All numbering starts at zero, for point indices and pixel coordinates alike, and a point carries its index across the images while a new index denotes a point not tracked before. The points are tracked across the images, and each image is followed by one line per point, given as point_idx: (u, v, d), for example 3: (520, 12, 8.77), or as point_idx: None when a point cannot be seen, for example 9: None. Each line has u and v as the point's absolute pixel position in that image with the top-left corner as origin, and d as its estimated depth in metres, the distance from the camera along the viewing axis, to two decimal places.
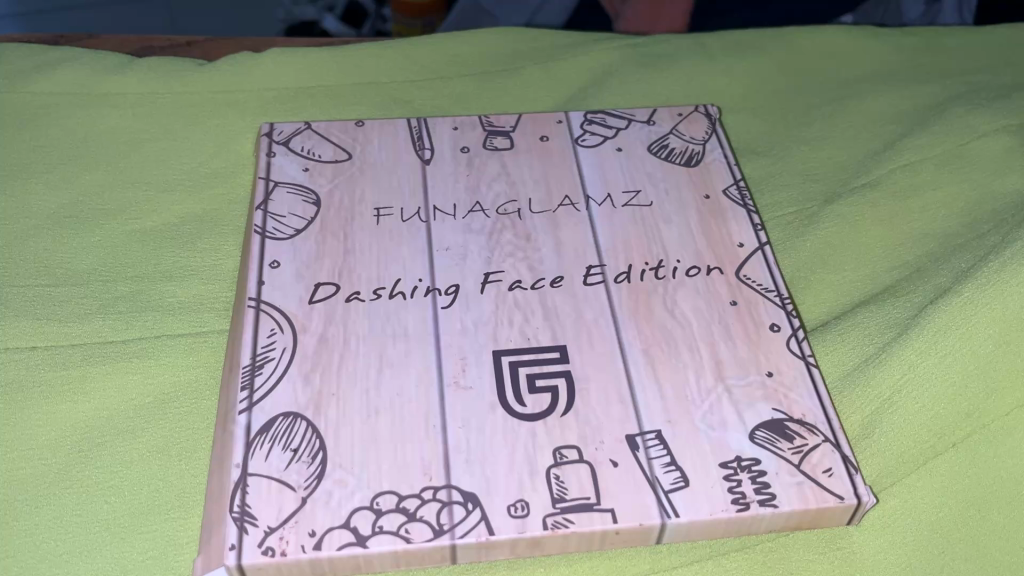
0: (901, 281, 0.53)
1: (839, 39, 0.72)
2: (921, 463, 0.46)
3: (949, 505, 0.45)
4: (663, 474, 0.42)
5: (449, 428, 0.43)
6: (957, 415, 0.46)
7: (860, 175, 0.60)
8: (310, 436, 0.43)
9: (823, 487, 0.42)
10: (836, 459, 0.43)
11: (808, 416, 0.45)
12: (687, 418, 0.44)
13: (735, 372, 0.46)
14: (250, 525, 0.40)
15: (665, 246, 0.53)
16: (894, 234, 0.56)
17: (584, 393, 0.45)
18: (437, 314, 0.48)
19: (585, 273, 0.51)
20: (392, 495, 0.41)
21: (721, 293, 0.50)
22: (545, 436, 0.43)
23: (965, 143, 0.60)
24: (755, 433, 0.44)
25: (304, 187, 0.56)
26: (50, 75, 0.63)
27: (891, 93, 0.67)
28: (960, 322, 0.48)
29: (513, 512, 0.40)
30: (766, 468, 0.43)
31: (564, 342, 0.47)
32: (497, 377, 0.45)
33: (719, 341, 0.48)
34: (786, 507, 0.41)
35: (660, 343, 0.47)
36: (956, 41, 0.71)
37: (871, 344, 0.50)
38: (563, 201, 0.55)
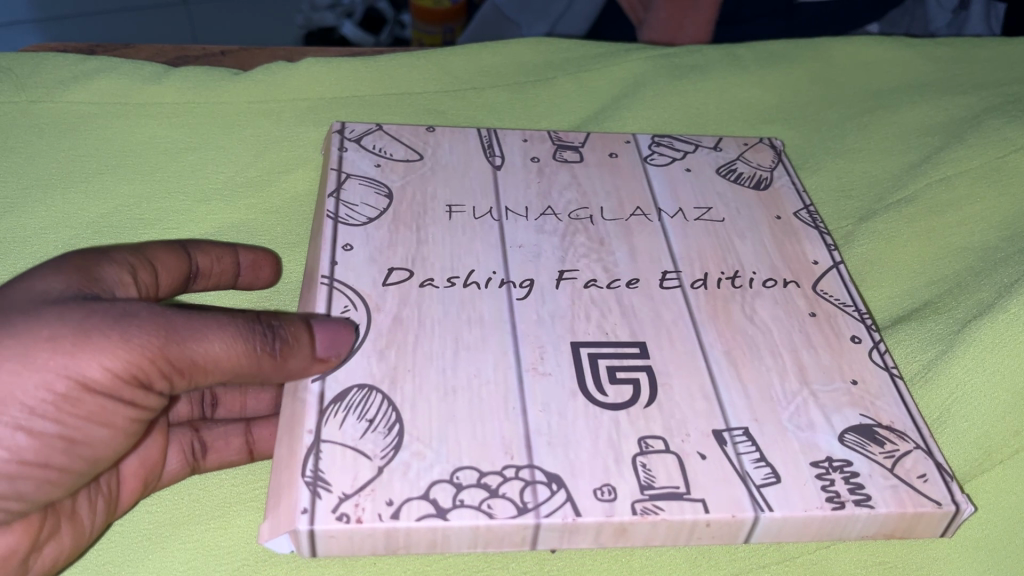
0: (942, 296, 0.53)
1: (873, 50, 0.72)
2: (965, 480, 0.45)
3: (993, 523, 0.44)
4: (754, 470, 0.41)
5: (529, 411, 0.42)
6: (1004, 434, 0.46)
7: (898, 188, 0.60)
8: (386, 409, 0.42)
9: (920, 491, 0.41)
10: (930, 465, 0.42)
11: (896, 422, 0.44)
12: (774, 418, 0.43)
13: (820, 376, 0.46)
14: (323, 491, 0.39)
15: (740, 258, 0.52)
16: (931, 248, 0.56)
17: (666, 388, 0.44)
18: (512, 304, 0.47)
19: (661, 278, 0.50)
20: (473, 471, 0.40)
21: (799, 304, 0.49)
22: (630, 426, 0.42)
23: (1004, 156, 0.60)
24: (845, 435, 0.43)
25: (376, 180, 0.55)
26: (86, 83, 0.63)
27: (926, 104, 0.66)
28: (1008, 340, 0.48)
29: (600, 495, 0.39)
30: (858, 470, 0.42)
31: (643, 338, 0.47)
32: (578, 368, 0.44)
33: (802, 346, 0.47)
34: (882, 509, 0.40)
35: (741, 345, 0.47)
36: (990, 53, 0.71)
37: (912, 358, 0.49)
38: (635, 211, 0.55)
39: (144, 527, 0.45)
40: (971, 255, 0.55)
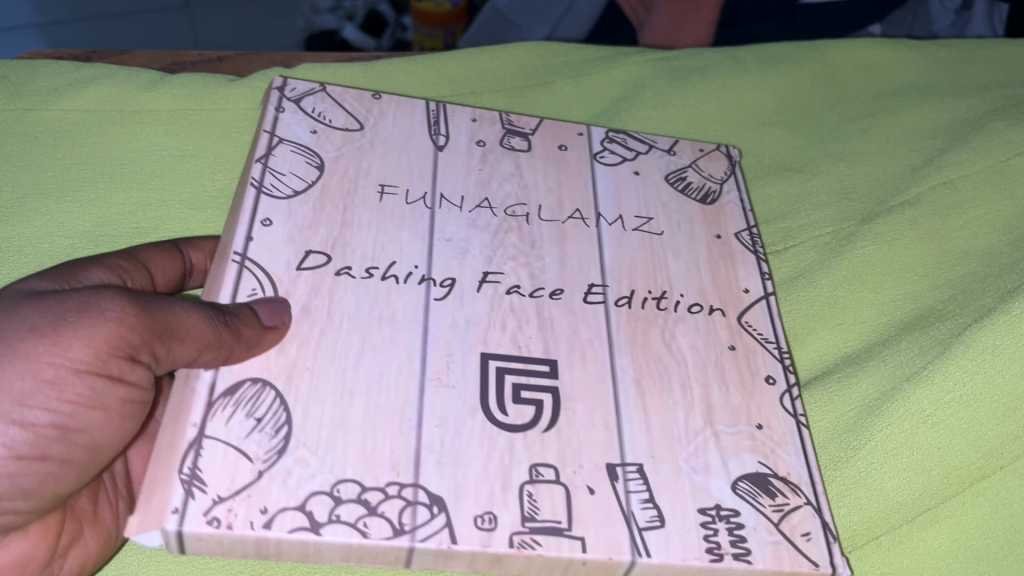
0: (919, 317, 0.52)
1: (874, 51, 0.71)
2: (937, 501, 0.45)
3: (996, 532, 0.44)
4: (640, 510, 0.40)
5: (423, 424, 0.41)
6: (976, 455, 0.45)
7: (899, 193, 0.59)
8: (278, 408, 0.40)
9: (800, 550, 0.40)
10: (816, 526, 0.41)
11: (793, 475, 0.43)
12: (670, 455, 0.42)
13: (725, 417, 0.44)
14: (197, 491, 0.37)
15: (670, 278, 0.50)
16: (934, 253, 0.55)
17: (569, 413, 0.43)
18: (428, 306, 0.45)
19: (587, 291, 0.48)
20: (355, 485, 0.38)
21: (720, 336, 0.48)
22: (523, 451, 0.41)
23: (1006, 159, 0.59)
24: (738, 482, 0.42)
25: (309, 150, 0.51)
26: (82, 90, 0.63)
27: (927, 106, 0.66)
28: (1008, 340, 0.47)
29: (480, 523, 0.38)
30: (744, 520, 0.41)
31: (555, 356, 0.45)
32: (482, 384, 0.43)
33: (712, 381, 0.46)
34: (760, 565, 0.40)
35: (653, 374, 0.45)
36: (993, 54, 0.70)
37: (898, 375, 0.48)
38: (574, 212, 0.52)
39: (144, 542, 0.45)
40: (976, 259, 0.55)
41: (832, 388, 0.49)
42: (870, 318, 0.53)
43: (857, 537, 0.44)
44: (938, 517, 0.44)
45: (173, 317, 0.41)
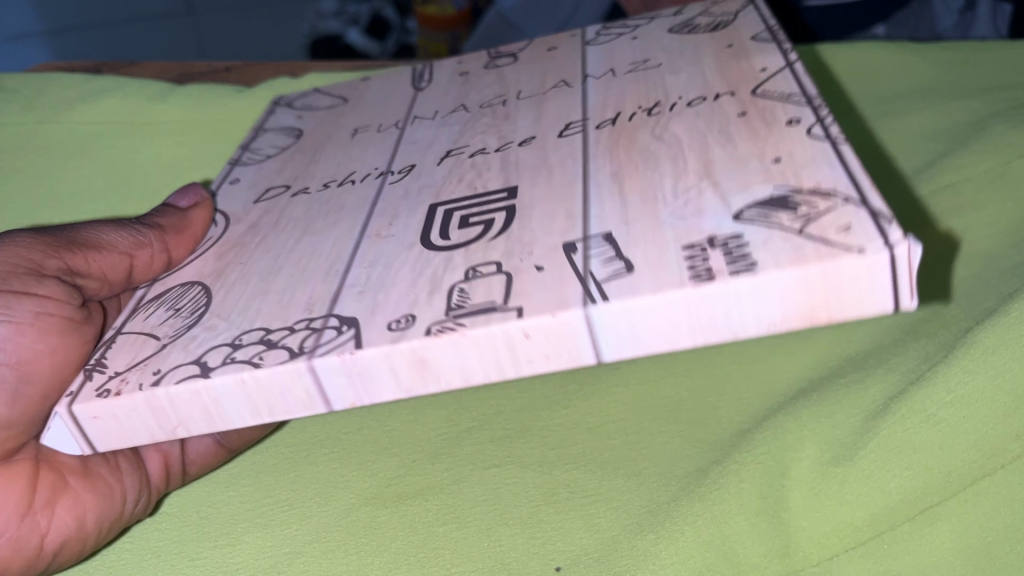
0: (928, 315, 0.53)
1: (875, 58, 0.72)
2: (938, 500, 0.45)
3: (995, 529, 0.44)
4: (602, 268, 0.37)
5: (352, 270, 0.43)
6: (977, 453, 0.45)
7: (900, 194, 0.61)
8: (199, 296, 0.45)
9: (829, 244, 0.35)
10: (860, 216, 0.36)
11: (824, 184, 0.38)
12: (651, 217, 0.40)
13: (727, 168, 0.42)
14: (98, 373, 0.41)
15: (667, 91, 0.53)
16: (937, 254, 0.57)
17: (524, 218, 0.43)
18: (381, 192, 0.50)
19: (562, 129, 0.52)
20: (260, 331, 0.40)
21: (730, 109, 0.48)
22: (462, 259, 0.41)
23: (1009, 162, 0.58)
24: (744, 212, 0.38)
25: (290, 127, 0.61)
26: (94, 104, 0.64)
27: (929, 111, 0.66)
28: (1009, 341, 0.47)
29: (394, 326, 0.38)
30: (750, 239, 0.36)
31: (514, 183, 0.47)
32: (425, 220, 0.46)
33: (715, 146, 0.45)
34: (769, 271, 0.34)
35: (636, 164, 0.46)
36: (994, 55, 0.70)
37: (903, 380, 0.50)
38: (557, 84, 0.58)
39: (154, 543, 0.48)
40: (979, 263, 0.55)
41: (841, 393, 0.50)
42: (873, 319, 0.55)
43: (859, 533, 0.45)
44: (940, 514, 0.45)
45: (91, 241, 0.52)
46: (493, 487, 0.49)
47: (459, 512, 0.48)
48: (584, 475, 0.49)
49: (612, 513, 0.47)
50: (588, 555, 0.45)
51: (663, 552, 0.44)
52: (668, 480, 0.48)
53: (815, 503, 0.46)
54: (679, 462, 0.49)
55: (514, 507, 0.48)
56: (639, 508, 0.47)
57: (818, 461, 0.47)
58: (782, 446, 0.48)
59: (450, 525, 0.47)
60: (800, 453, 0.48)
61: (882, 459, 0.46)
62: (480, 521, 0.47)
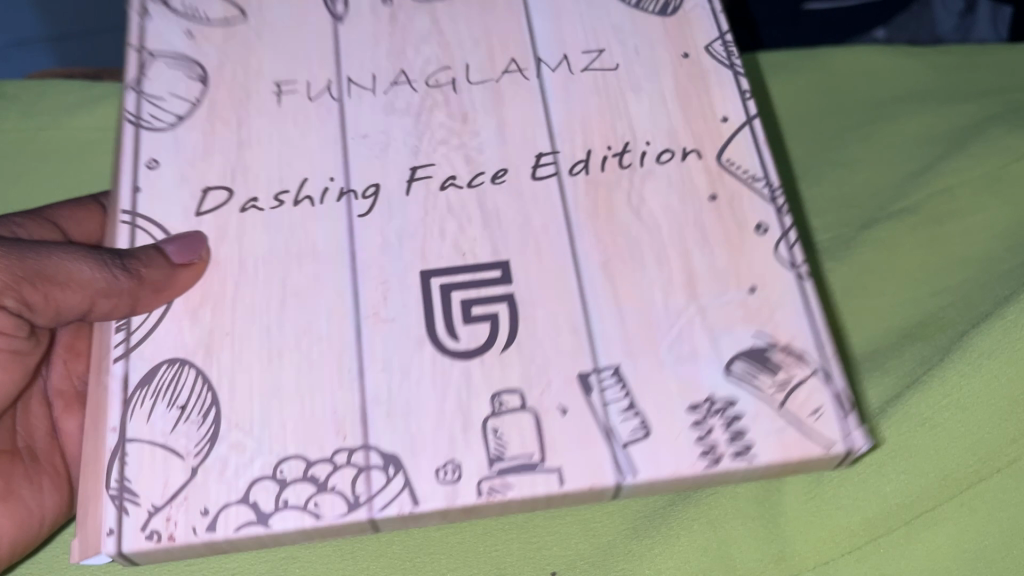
0: (930, 316, 0.54)
1: (874, 58, 0.71)
2: (937, 503, 0.45)
3: (992, 533, 0.45)
4: (620, 423, 0.39)
5: (366, 372, 0.40)
6: (977, 459, 0.45)
7: (899, 199, 0.60)
8: (199, 390, 0.39)
9: (808, 434, 0.39)
10: (827, 398, 0.39)
11: (795, 339, 0.40)
12: (651, 347, 0.40)
13: (711, 287, 0.41)
14: (130, 505, 0.37)
15: (632, 124, 0.46)
16: (935, 257, 0.56)
17: (528, 321, 0.41)
18: (352, 226, 0.43)
19: (535, 164, 0.44)
20: (299, 462, 0.38)
21: (697, 184, 0.44)
22: (482, 381, 0.40)
23: (1005, 165, 0.59)
24: (732, 365, 0.40)
25: (183, 56, 0.47)
26: (94, 110, 0.64)
27: (928, 115, 0.66)
28: (1006, 346, 0.47)
29: (442, 476, 0.38)
30: (742, 410, 0.39)
31: (506, 257, 0.42)
32: (426, 307, 0.41)
33: (693, 247, 0.42)
34: (763, 459, 0.38)
35: (621, 255, 0.42)
36: (994, 58, 0.70)
37: (901, 382, 0.50)
38: (508, 65, 0.47)
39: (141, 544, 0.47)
40: (977, 265, 0.55)
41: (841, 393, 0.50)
42: (869, 320, 0.55)
43: (856, 537, 0.45)
44: (938, 518, 0.45)
45: (60, 268, 0.44)
46: None
47: None
48: None
49: (609, 518, 0.47)
50: (583, 560, 0.46)
51: (660, 558, 0.45)
52: None
53: (811, 507, 0.46)
54: None
55: (513, 512, 0.47)
56: (637, 512, 0.47)
57: None
58: None
59: (446, 530, 0.47)
60: None
61: (879, 461, 0.46)
62: (476, 525, 0.47)
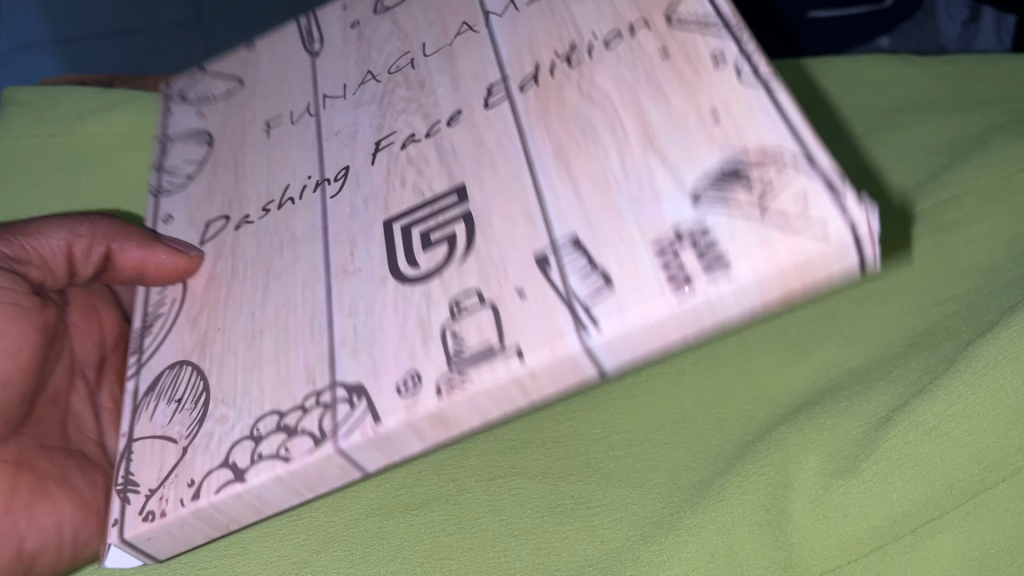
0: (935, 325, 0.54)
1: (879, 68, 0.72)
2: (941, 512, 0.45)
3: (998, 543, 0.45)
4: (583, 281, 0.34)
5: (335, 321, 0.39)
6: (981, 469, 0.46)
7: (904, 210, 0.61)
8: (193, 380, 0.42)
9: (798, 233, 0.31)
10: (814, 182, 0.31)
11: (766, 136, 0.33)
12: (611, 206, 0.35)
13: (669, 128, 0.35)
14: (132, 494, 0.40)
15: (576, 22, 0.42)
16: (939, 269, 0.57)
17: (482, 228, 0.38)
18: (325, 207, 0.44)
19: (487, 92, 0.42)
20: (274, 417, 0.38)
21: (647, 49, 0.39)
22: (441, 292, 0.37)
23: (1010, 175, 0.59)
24: (701, 193, 0.33)
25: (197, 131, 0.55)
26: (105, 117, 0.65)
27: (932, 124, 0.66)
28: (1010, 358, 0.47)
29: (404, 388, 0.35)
30: (717, 232, 0.32)
31: (461, 177, 0.40)
32: (387, 245, 0.40)
33: (645, 100, 0.37)
34: (739, 276, 0.31)
35: (573, 135, 0.38)
36: (998, 67, 0.71)
37: (905, 392, 0.50)
38: (460, 27, 0.47)
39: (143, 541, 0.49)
40: (980, 275, 0.56)
41: (844, 404, 0.50)
42: (877, 327, 0.55)
43: (860, 544, 0.45)
44: (943, 527, 0.45)
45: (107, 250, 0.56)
46: (498, 498, 0.49)
47: (463, 521, 0.48)
48: (588, 485, 0.49)
49: (616, 524, 0.47)
50: (592, 566, 0.46)
51: (664, 565, 0.45)
52: (674, 491, 0.49)
53: (817, 515, 0.46)
54: (684, 473, 0.49)
55: (520, 517, 0.48)
56: (642, 520, 0.47)
57: (819, 474, 0.47)
58: (785, 458, 0.48)
59: (456, 536, 0.47)
60: (801, 464, 0.48)
61: (883, 471, 0.46)
62: (486, 531, 0.48)
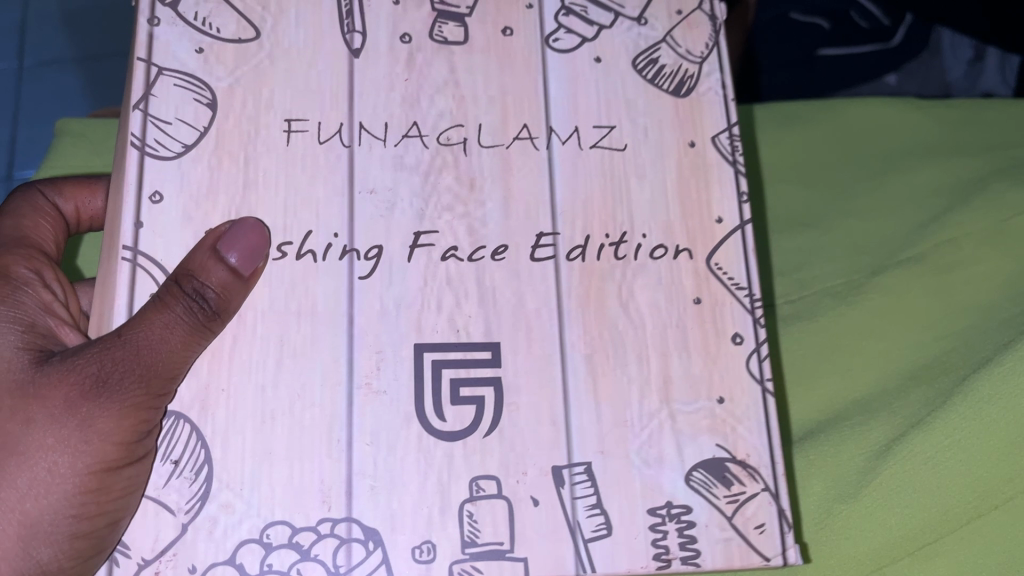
0: (938, 359, 0.57)
1: (884, 109, 0.75)
2: (938, 536, 0.49)
3: (988, 565, 0.49)
4: (585, 519, 0.40)
5: (354, 445, 0.40)
6: (976, 497, 0.49)
7: (907, 249, 0.64)
8: (193, 445, 0.39)
9: (751, 546, 0.40)
10: (772, 513, 0.41)
11: (753, 455, 0.41)
12: (622, 449, 0.41)
13: (687, 394, 0.42)
14: (120, 556, 0.38)
15: (633, 212, 0.44)
16: (939, 305, 0.60)
17: (512, 410, 0.41)
18: (352, 287, 0.42)
19: (533, 245, 0.43)
20: (286, 526, 0.38)
21: (684, 285, 0.43)
22: (463, 464, 0.40)
23: (1007, 219, 0.63)
24: (693, 472, 0.41)
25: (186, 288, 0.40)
26: None
27: (933, 166, 0.70)
28: (999, 390, 0.51)
29: (417, 555, 0.39)
30: (696, 518, 0.40)
31: (498, 338, 0.42)
32: (417, 386, 0.41)
33: (673, 350, 0.42)
34: (707, 566, 0.40)
35: (607, 348, 0.42)
36: (993, 110, 0.74)
37: (903, 421, 0.53)
38: (520, 130, 0.45)
39: None
40: (979, 313, 0.59)
41: (844, 431, 0.54)
42: (879, 361, 0.58)
43: (861, 566, 0.49)
44: (939, 551, 0.49)
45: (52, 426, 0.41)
46: None
47: None
48: None
49: None
50: None
51: None
52: None
53: (820, 536, 0.50)
54: None
55: None
56: None
57: (825, 499, 0.51)
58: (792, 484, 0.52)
59: None
60: (807, 489, 0.52)
61: (879, 496, 0.50)
62: None
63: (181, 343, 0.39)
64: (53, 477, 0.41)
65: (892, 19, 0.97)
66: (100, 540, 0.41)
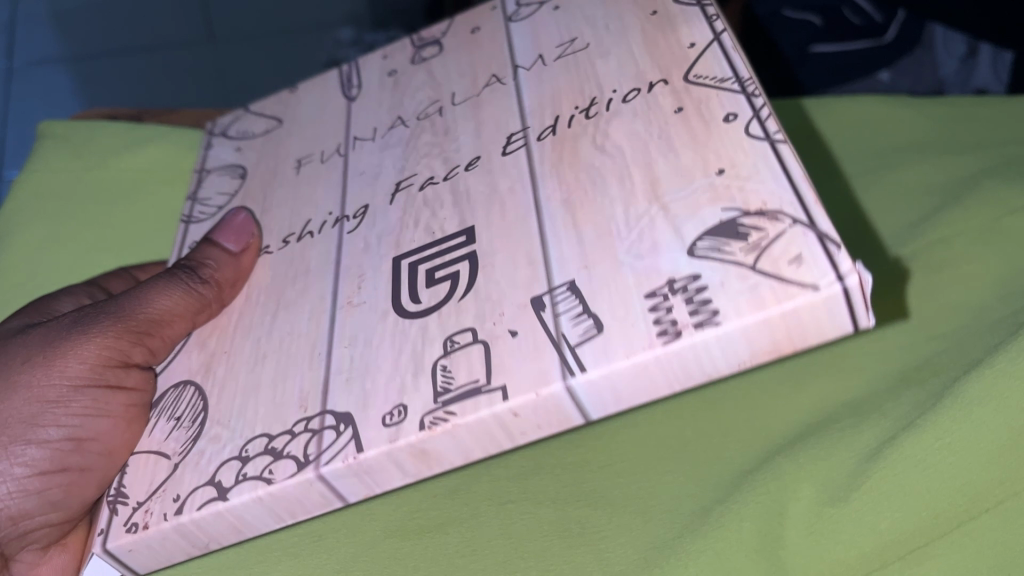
0: (930, 361, 0.57)
1: (877, 112, 0.75)
2: (930, 539, 0.48)
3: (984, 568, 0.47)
4: (572, 329, 0.41)
5: (336, 350, 0.47)
6: (967, 500, 0.48)
7: (896, 249, 0.65)
8: (193, 399, 0.49)
9: (789, 281, 0.38)
10: (810, 245, 0.39)
11: (770, 202, 0.41)
12: (609, 258, 0.43)
13: (676, 184, 0.45)
14: (121, 504, 0.46)
15: (600, 84, 0.54)
16: (931, 306, 0.60)
17: (489, 268, 0.46)
18: (343, 239, 0.54)
19: (506, 143, 0.53)
20: (263, 438, 0.45)
21: (664, 104, 0.49)
22: (438, 329, 0.45)
23: (999, 218, 0.62)
24: (697, 244, 0.41)
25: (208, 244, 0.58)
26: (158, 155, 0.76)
27: (926, 165, 0.69)
28: (991, 392, 0.50)
29: (389, 419, 0.42)
30: (708, 282, 0.40)
31: (472, 224, 0.49)
32: (394, 280, 0.49)
33: (656, 157, 0.47)
34: (731, 323, 0.38)
35: (582, 184, 0.48)
36: (989, 108, 0.73)
37: (896, 426, 0.53)
38: (491, 78, 0.59)
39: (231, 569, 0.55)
40: (973, 314, 0.59)
41: (838, 437, 0.54)
42: (876, 365, 0.58)
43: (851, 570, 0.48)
44: (931, 555, 0.48)
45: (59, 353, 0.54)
46: (511, 522, 0.54)
47: (475, 544, 0.53)
48: (596, 512, 0.53)
49: (620, 548, 0.51)
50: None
51: None
52: (676, 517, 0.52)
53: (810, 542, 0.49)
54: (687, 500, 0.53)
55: (531, 540, 0.52)
56: (647, 544, 0.51)
57: (814, 503, 0.51)
58: (783, 488, 0.52)
59: (468, 557, 0.52)
60: (798, 494, 0.51)
61: (868, 500, 0.49)
62: (499, 553, 0.52)
63: (173, 294, 0.54)
64: (34, 390, 0.54)
65: (884, 15, 0.96)
66: (74, 450, 0.53)
